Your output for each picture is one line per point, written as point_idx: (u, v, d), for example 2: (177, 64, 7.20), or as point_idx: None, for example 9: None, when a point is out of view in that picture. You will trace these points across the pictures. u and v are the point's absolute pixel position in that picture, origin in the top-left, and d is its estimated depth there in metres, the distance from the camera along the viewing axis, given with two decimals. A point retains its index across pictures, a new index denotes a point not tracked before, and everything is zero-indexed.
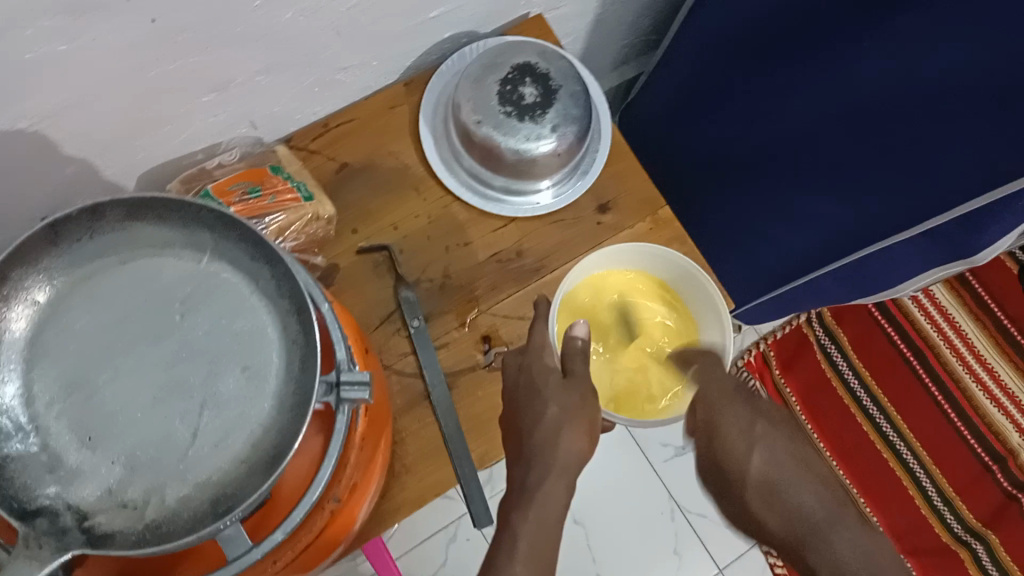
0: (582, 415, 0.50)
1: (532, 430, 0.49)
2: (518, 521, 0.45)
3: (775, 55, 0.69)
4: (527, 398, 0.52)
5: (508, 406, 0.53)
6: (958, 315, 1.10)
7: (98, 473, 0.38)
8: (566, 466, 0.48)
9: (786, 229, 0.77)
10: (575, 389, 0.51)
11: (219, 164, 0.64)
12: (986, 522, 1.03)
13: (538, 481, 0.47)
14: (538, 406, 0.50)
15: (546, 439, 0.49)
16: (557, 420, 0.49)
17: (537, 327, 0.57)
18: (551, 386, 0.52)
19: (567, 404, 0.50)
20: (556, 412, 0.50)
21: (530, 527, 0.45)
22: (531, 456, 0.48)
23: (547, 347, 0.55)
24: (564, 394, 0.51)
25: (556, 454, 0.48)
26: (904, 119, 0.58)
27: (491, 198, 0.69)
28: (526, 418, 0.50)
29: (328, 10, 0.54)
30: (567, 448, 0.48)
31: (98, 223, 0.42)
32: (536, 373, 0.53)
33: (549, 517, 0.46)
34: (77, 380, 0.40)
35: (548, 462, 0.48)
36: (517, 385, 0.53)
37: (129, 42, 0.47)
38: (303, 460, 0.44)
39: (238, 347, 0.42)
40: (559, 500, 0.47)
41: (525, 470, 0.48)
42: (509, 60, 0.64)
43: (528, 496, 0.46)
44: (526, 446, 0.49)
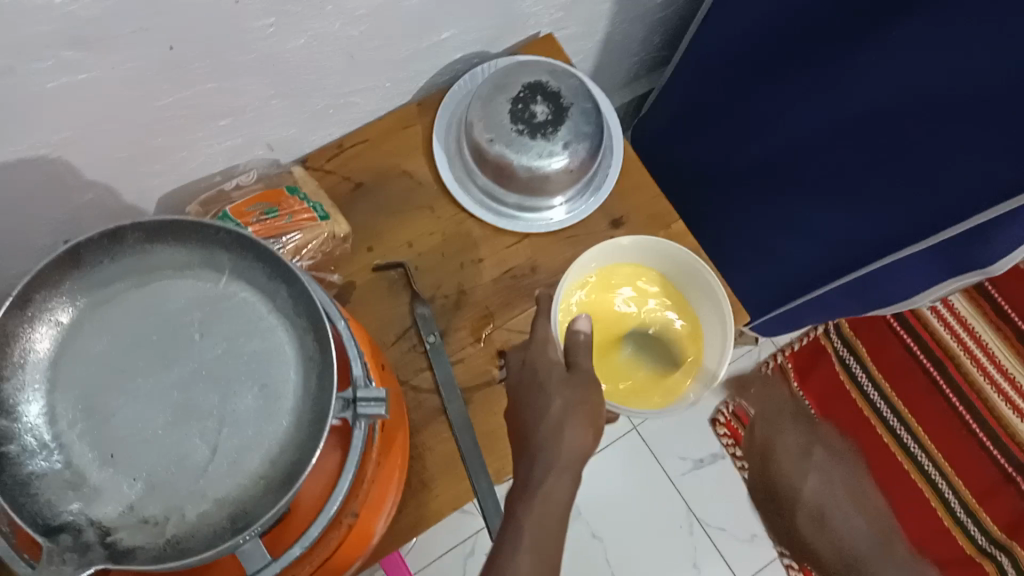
0: (586, 408, 0.50)
1: (536, 424, 0.50)
2: (523, 512, 0.45)
3: (783, 70, 0.69)
4: (531, 395, 0.52)
5: (513, 403, 0.53)
6: (979, 327, 1.10)
7: (119, 490, 0.39)
8: (570, 461, 0.47)
9: (799, 241, 0.77)
10: (578, 383, 0.51)
11: (236, 186, 0.65)
12: (1010, 534, 1.02)
13: (541, 479, 0.46)
14: (542, 400, 0.51)
15: (550, 433, 0.48)
16: (560, 415, 0.49)
17: (539, 322, 0.59)
18: (553, 380, 0.52)
19: (570, 399, 0.50)
20: (560, 406, 0.50)
21: (536, 519, 0.44)
22: (536, 450, 0.48)
23: (549, 344, 0.56)
24: (568, 387, 0.51)
25: (560, 447, 0.48)
26: (913, 132, 0.58)
27: (504, 215, 0.70)
28: (531, 414, 0.51)
29: (340, 35, 0.56)
30: (570, 441, 0.48)
31: (118, 246, 0.43)
32: (541, 368, 0.53)
33: (551, 511, 0.45)
34: (99, 401, 0.41)
35: (552, 457, 0.47)
36: (522, 381, 0.54)
37: (146, 71, 0.48)
38: (323, 476, 0.45)
39: (255, 366, 0.43)
40: (562, 496, 0.46)
41: (529, 467, 0.47)
42: (519, 78, 0.65)
43: (534, 488, 0.46)
44: (531, 441, 0.49)
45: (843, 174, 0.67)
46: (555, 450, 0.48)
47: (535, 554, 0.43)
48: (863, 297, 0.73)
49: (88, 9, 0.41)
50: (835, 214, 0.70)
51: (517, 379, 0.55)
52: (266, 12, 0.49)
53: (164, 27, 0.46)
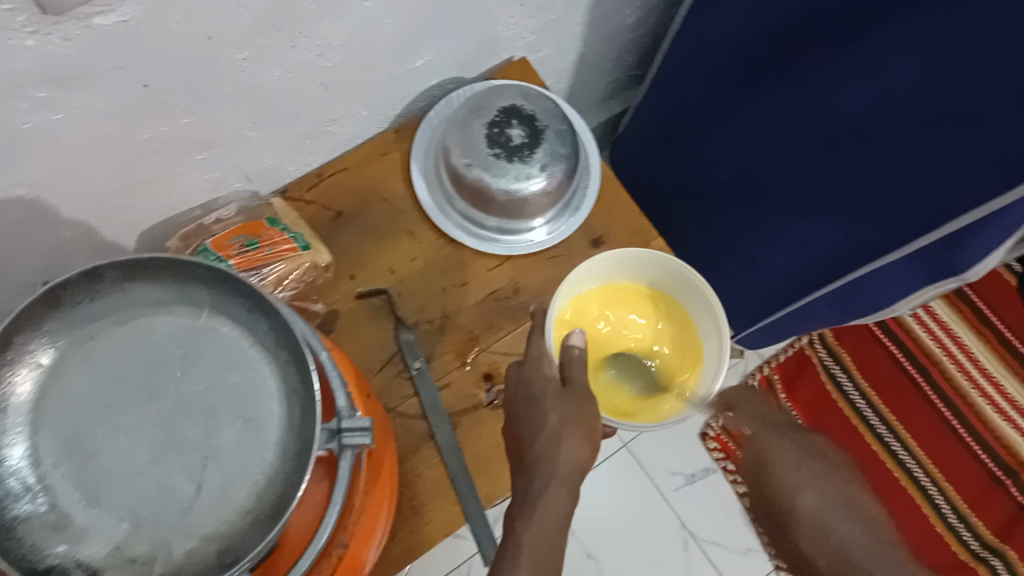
0: (581, 422, 0.50)
1: (532, 439, 0.50)
2: (524, 528, 0.45)
3: (755, 84, 0.70)
4: (527, 410, 0.52)
5: (508, 418, 0.53)
6: (961, 331, 1.12)
7: (105, 530, 0.38)
8: (568, 474, 0.47)
9: (779, 252, 0.78)
10: (573, 397, 0.52)
11: (216, 220, 0.65)
12: (1001, 536, 1.03)
13: (539, 490, 0.46)
14: (538, 415, 0.51)
15: (547, 447, 0.48)
16: (557, 429, 0.49)
17: (534, 338, 0.58)
18: (549, 395, 0.52)
19: (566, 413, 0.51)
20: (556, 421, 0.50)
21: (534, 535, 0.44)
22: (534, 462, 0.48)
23: (544, 358, 0.56)
24: (563, 402, 0.51)
25: (557, 460, 0.48)
26: (883, 141, 0.59)
27: (485, 239, 0.70)
28: (527, 429, 0.51)
29: (313, 66, 0.56)
30: (567, 454, 0.48)
31: (97, 286, 0.42)
32: (535, 384, 0.53)
33: (550, 524, 0.45)
34: (80, 441, 0.40)
35: (549, 469, 0.47)
36: (517, 395, 0.54)
37: (121, 107, 0.49)
38: (310, 508, 0.45)
39: (237, 400, 0.43)
40: (560, 508, 0.46)
41: (527, 479, 0.47)
42: (494, 103, 0.65)
43: (531, 503, 0.46)
44: (528, 455, 0.49)
45: (819, 184, 0.68)
46: (551, 463, 0.47)
47: (536, 570, 0.42)
48: (843, 305, 0.74)
49: (62, 49, 0.42)
50: (812, 223, 0.71)
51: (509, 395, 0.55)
52: (241, 45, 0.50)
53: (139, 63, 0.46)
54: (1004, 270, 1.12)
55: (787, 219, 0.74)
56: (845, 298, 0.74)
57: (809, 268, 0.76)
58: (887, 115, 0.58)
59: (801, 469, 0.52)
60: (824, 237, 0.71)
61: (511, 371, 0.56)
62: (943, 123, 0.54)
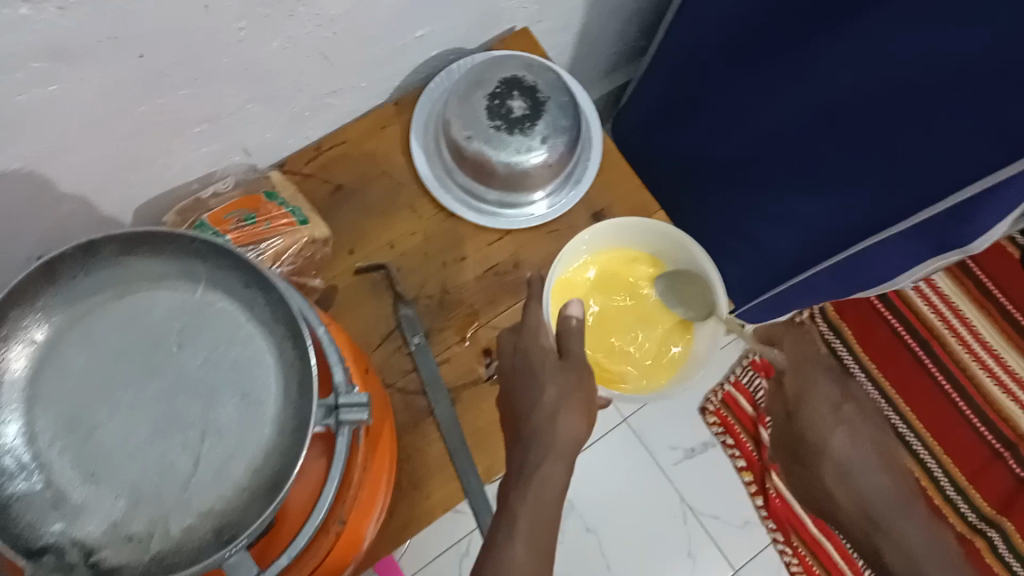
0: (580, 396, 0.50)
1: (530, 414, 0.49)
2: (518, 502, 0.44)
3: (760, 56, 0.69)
4: (525, 383, 0.51)
5: (506, 390, 0.53)
6: (963, 305, 1.11)
7: (103, 507, 0.38)
8: (565, 449, 0.47)
9: (782, 227, 0.77)
10: (570, 368, 0.51)
11: (214, 194, 0.64)
12: (999, 509, 1.03)
13: (536, 465, 0.46)
14: (536, 389, 0.50)
15: (544, 423, 0.48)
16: (555, 404, 0.49)
17: (530, 307, 0.57)
18: (547, 367, 0.51)
19: (564, 386, 0.50)
20: (554, 395, 0.49)
21: (530, 509, 0.44)
22: (531, 437, 0.48)
23: (541, 328, 0.55)
24: (562, 373, 0.51)
25: (554, 436, 0.47)
26: (891, 115, 0.58)
27: (486, 212, 0.69)
28: (524, 403, 0.50)
29: (313, 37, 0.55)
30: (564, 430, 0.48)
31: (92, 259, 0.42)
32: (534, 357, 0.52)
33: (545, 501, 0.45)
34: (77, 419, 0.40)
35: (546, 445, 0.47)
36: (513, 368, 0.53)
37: (117, 79, 0.48)
38: (309, 484, 0.44)
39: (236, 377, 0.42)
40: (557, 484, 0.46)
41: (524, 453, 0.47)
42: (496, 74, 0.64)
43: (528, 475, 0.46)
44: (525, 429, 0.49)
45: (824, 159, 0.67)
46: (548, 439, 0.47)
47: (530, 544, 0.42)
48: (846, 280, 0.74)
49: (54, 20, 0.41)
50: (817, 199, 0.70)
51: (507, 365, 0.54)
52: (238, 16, 0.49)
53: (135, 34, 0.45)
54: (1008, 244, 1.12)
55: (791, 194, 0.73)
56: (847, 273, 0.73)
57: (812, 243, 0.75)
58: (896, 89, 0.57)
59: None
60: (829, 213, 0.70)
61: (508, 343, 0.56)
62: (953, 96, 0.53)
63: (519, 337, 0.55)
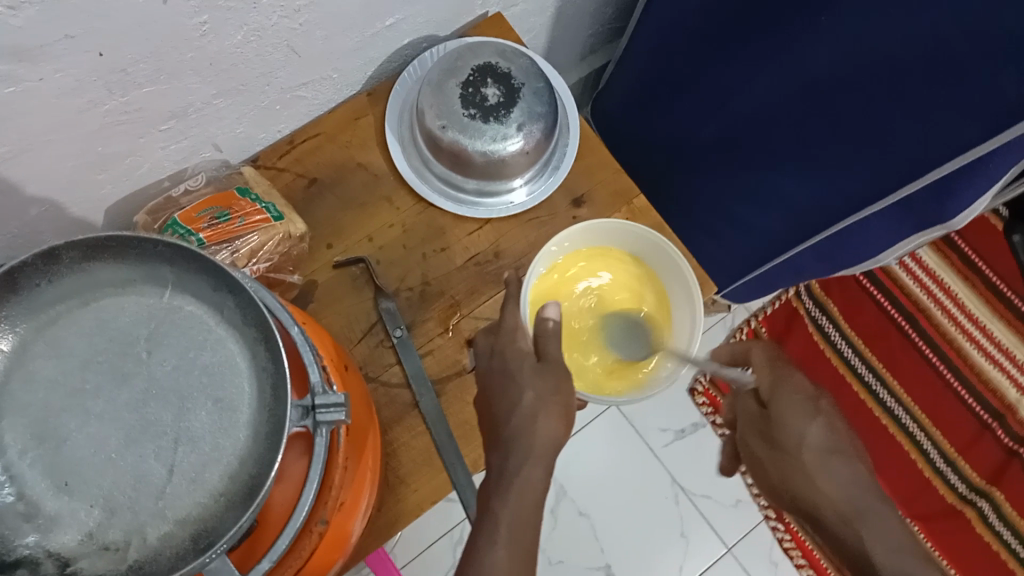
0: (557, 399, 0.51)
1: (508, 416, 0.50)
2: (498, 505, 0.46)
3: (731, 37, 0.68)
4: (502, 386, 0.52)
5: (481, 392, 0.54)
6: (948, 278, 1.11)
7: (77, 517, 0.38)
8: (544, 448, 0.49)
9: (763, 207, 0.77)
10: (549, 373, 0.52)
11: (185, 191, 0.63)
12: (989, 480, 1.04)
13: (515, 469, 0.47)
14: (513, 392, 0.51)
15: (523, 425, 0.49)
16: (533, 407, 0.50)
17: (508, 306, 0.58)
18: (525, 370, 0.52)
19: (542, 390, 0.51)
20: (532, 399, 0.50)
21: (511, 514, 0.45)
22: (510, 440, 0.49)
23: (519, 330, 0.56)
24: (539, 378, 0.52)
25: (534, 437, 0.49)
26: (867, 91, 0.58)
27: (465, 202, 0.69)
28: (502, 405, 0.51)
29: (279, 28, 0.54)
30: (543, 432, 0.49)
31: (55, 268, 0.40)
32: (512, 359, 0.54)
33: (527, 503, 0.46)
34: (48, 429, 0.39)
35: (526, 445, 0.48)
36: (491, 367, 0.54)
37: (78, 78, 0.47)
38: (291, 485, 0.44)
39: (208, 381, 0.41)
40: (538, 487, 0.47)
41: (503, 456, 0.48)
42: (468, 62, 0.63)
43: (508, 480, 0.47)
44: (503, 433, 0.50)
45: (801, 136, 0.67)
46: (528, 441, 0.48)
47: (511, 548, 0.44)
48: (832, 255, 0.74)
49: (8, 19, 0.40)
50: (797, 178, 0.70)
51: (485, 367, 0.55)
52: (199, 9, 0.48)
53: (93, 32, 0.44)
54: (991, 216, 1.11)
55: (772, 173, 0.73)
56: (829, 250, 0.73)
57: (794, 221, 0.75)
58: (868, 63, 0.56)
59: (833, 459, 0.51)
60: (810, 190, 0.70)
61: (485, 344, 0.57)
62: (927, 72, 0.53)
63: (497, 338, 0.56)
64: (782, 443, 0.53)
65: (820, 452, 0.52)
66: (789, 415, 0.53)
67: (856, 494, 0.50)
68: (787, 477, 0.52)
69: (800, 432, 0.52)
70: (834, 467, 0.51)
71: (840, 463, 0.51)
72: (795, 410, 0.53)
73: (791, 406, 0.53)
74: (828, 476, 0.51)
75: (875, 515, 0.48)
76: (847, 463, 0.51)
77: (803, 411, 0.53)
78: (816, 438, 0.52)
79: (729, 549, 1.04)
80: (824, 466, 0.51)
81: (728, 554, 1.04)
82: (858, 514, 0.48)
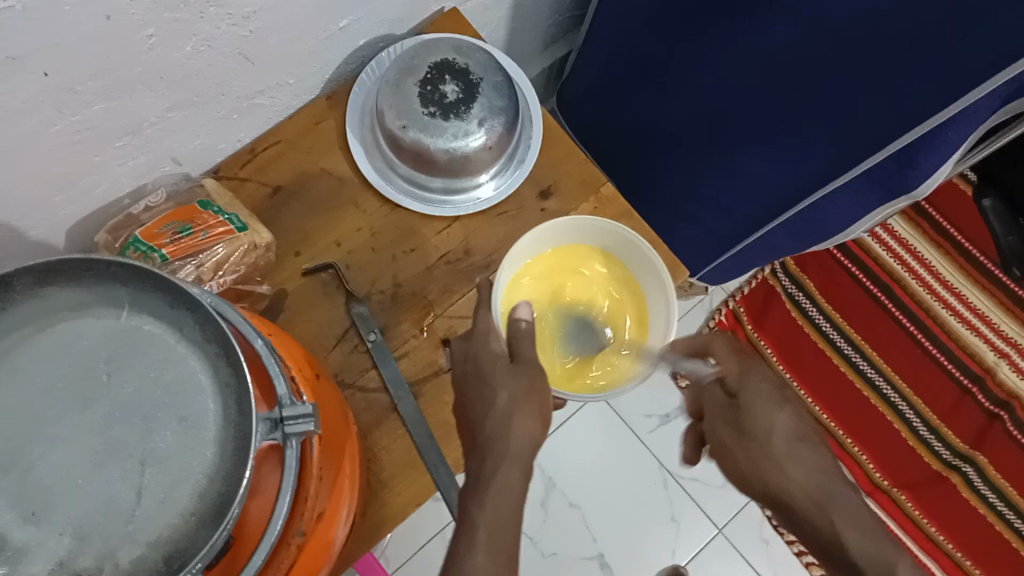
0: (531, 398, 0.51)
1: (483, 418, 0.51)
2: (477, 509, 0.46)
3: (686, 19, 0.68)
4: (476, 389, 0.53)
5: (457, 396, 0.54)
6: (921, 247, 1.12)
7: (46, 547, 0.37)
8: (521, 449, 0.49)
9: (731, 187, 0.77)
10: (523, 373, 0.52)
11: (145, 208, 0.62)
12: (972, 444, 1.05)
13: (493, 471, 0.47)
14: (488, 394, 0.51)
15: (498, 427, 0.49)
16: (507, 408, 0.50)
17: (481, 312, 0.58)
18: (498, 371, 0.53)
19: (515, 390, 0.51)
20: (506, 400, 0.51)
21: (490, 516, 0.45)
22: (488, 443, 0.49)
23: (491, 334, 0.56)
24: (512, 378, 0.52)
25: (509, 438, 0.49)
26: (823, 66, 0.58)
27: (432, 201, 0.68)
28: (476, 408, 0.52)
29: (229, 36, 0.53)
30: (518, 431, 0.50)
31: (9, 294, 0.40)
32: (484, 360, 0.54)
33: (506, 504, 0.46)
34: (10, 459, 0.38)
35: (502, 448, 0.49)
36: (466, 372, 0.54)
37: (25, 100, 0.46)
38: (267, 498, 0.44)
39: (172, 400, 0.41)
40: (517, 488, 0.47)
41: (479, 460, 0.49)
42: (424, 60, 0.63)
43: (486, 483, 0.47)
44: (479, 436, 0.50)
45: (763, 115, 0.67)
46: (503, 442, 0.49)
47: (491, 551, 0.43)
48: (804, 230, 0.74)
49: None
50: (762, 156, 0.70)
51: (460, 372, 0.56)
52: (145, 23, 0.47)
53: (35, 52, 0.43)
54: (960, 181, 1.12)
55: (737, 153, 0.73)
56: (799, 226, 0.74)
57: (762, 200, 0.75)
58: (823, 38, 0.56)
59: (799, 448, 0.56)
60: (775, 168, 0.70)
61: (459, 349, 0.56)
62: (880, 43, 0.53)
63: (470, 341, 0.56)
64: (752, 431, 0.56)
65: (788, 439, 0.56)
66: (759, 405, 0.57)
67: (823, 481, 0.54)
68: (756, 465, 0.56)
69: (771, 421, 0.56)
70: (801, 454, 0.55)
71: (804, 450, 0.56)
72: (763, 400, 0.57)
73: (759, 396, 0.57)
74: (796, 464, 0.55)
75: (841, 499, 0.53)
76: (810, 451, 0.56)
77: (770, 401, 0.57)
78: (783, 425, 0.56)
79: (721, 530, 1.04)
80: (791, 455, 0.55)
81: (720, 535, 1.04)
82: (826, 500, 0.52)
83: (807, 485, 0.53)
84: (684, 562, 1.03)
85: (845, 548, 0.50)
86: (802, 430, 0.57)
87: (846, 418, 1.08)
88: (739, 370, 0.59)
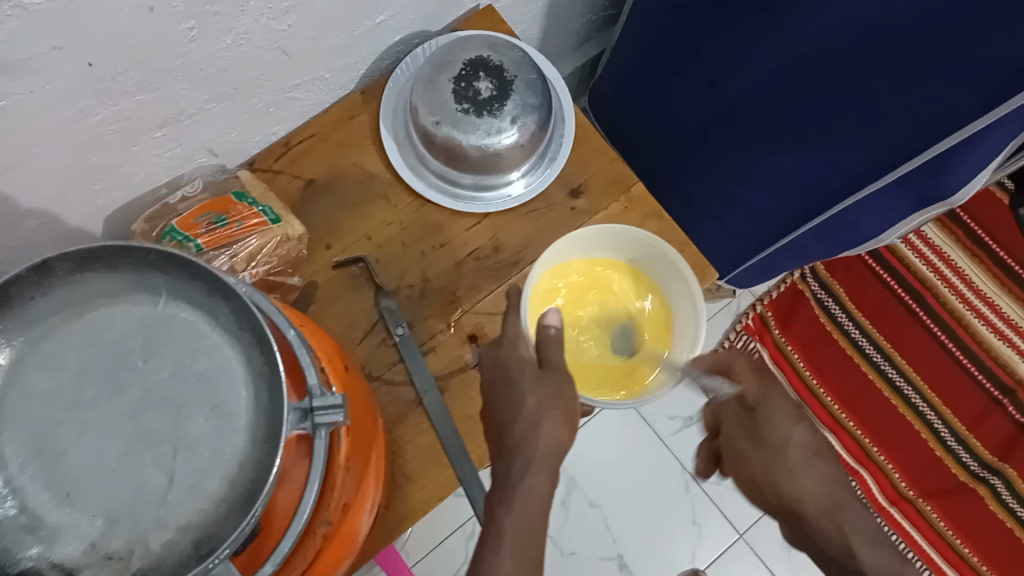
0: (559, 405, 0.51)
1: (511, 424, 0.50)
2: (503, 515, 0.46)
3: (720, 21, 0.67)
4: (504, 394, 0.52)
5: (486, 400, 0.54)
6: (955, 255, 1.10)
7: (79, 528, 0.38)
8: (548, 455, 0.49)
9: (763, 190, 0.77)
10: (551, 379, 0.52)
11: (182, 197, 0.63)
12: (1001, 456, 1.03)
13: (521, 474, 0.48)
14: (516, 400, 0.51)
15: (525, 434, 0.49)
16: (535, 414, 0.50)
17: (510, 318, 0.58)
18: (526, 377, 0.52)
19: (543, 396, 0.51)
20: (534, 406, 0.51)
21: (514, 522, 0.45)
22: (514, 447, 0.49)
23: (520, 341, 0.56)
24: (541, 385, 0.52)
25: (536, 444, 0.49)
26: (860, 71, 0.57)
27: (462, 198, 0.68)
28: (505, 414, 0.51)
29: (268, 30, 0.54)
30: (547, 437, 0.49)
31: (48, 280, 0.41)
32: (511, 366, 0.54)
33: (532, 507, 0.47)
34: (46, 442, 0.39)
35: (528, 454, 0.49)
36: (494, 377, 0.54)
37: (66, 88, 0.46)
38: (294, 487, 0.44)
39: (204, 388, 0.42)
40: (544, 491, 0.47)
41: (508, 464, 0.49)
42: (459, 56, 0.63)
43: (514, 487, 0.47)
44: (507, 441, 0.50)
45: (796, 119, 0.66)
46: (532, 448, 0.49)
47: (517, 556, 0.44)
48: (837, 235, 0.73)
49: None
50: (795, 160, 0.70)
51: (489, 375, 0.55)
52: (185, 15, 0.47)
53: (77, 42, 0.44)
54: (996, 190, 1.11)
55: (768, 157, 0.72)
56: (831, 230, 0.73)
57: (794, 204, 0.74)
58: (860, 42, 0.56)
59: (811, 461, 0.57)
60: (808, 172, 0.69)
61: (488, 353, 0.57)
62: (918, 49, 0.52)
63: (500, 348, 0.56)
64: (768, 441, 0.57)
65: (802, 452, 0.57)
66: (777, 421, 0.57)
67: (832, 492, 0.55)
68: (771, 473, 0.56)
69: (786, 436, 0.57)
70: (815, 467, 0.57)
71: (816, 465, 0.57)
72: (781, 413, 0.58)
73: (778, 410, 0.58)
74: (811, 475, 0.56)
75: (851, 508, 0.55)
76: (821, 465, 0.57)
77: (788, 416, 0.58)
78: (799, 437, 0.58)
79: (742, 535, 1.04)
80: (805, 467, 0.56)
81: (741, 540, 1.04)
82: (837, 512, 0.54)
83: (820, 495, 0.55)
84: (703, 566, 1.03)
85: (858, 562, 0.51)
86: (815, 447, 0.58)
87: (869, 425, 1.07)
88: (759, 384, 0.58)
